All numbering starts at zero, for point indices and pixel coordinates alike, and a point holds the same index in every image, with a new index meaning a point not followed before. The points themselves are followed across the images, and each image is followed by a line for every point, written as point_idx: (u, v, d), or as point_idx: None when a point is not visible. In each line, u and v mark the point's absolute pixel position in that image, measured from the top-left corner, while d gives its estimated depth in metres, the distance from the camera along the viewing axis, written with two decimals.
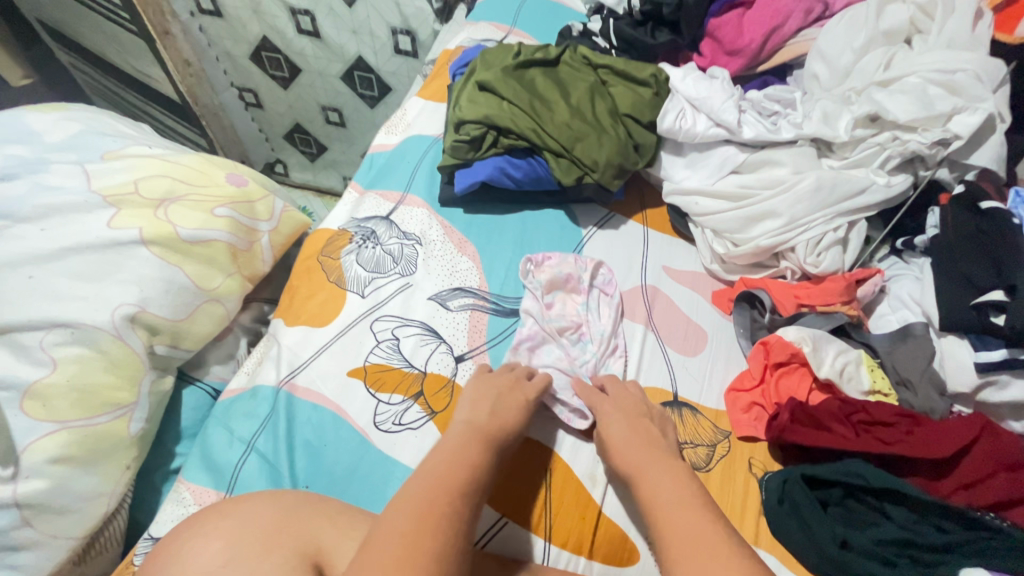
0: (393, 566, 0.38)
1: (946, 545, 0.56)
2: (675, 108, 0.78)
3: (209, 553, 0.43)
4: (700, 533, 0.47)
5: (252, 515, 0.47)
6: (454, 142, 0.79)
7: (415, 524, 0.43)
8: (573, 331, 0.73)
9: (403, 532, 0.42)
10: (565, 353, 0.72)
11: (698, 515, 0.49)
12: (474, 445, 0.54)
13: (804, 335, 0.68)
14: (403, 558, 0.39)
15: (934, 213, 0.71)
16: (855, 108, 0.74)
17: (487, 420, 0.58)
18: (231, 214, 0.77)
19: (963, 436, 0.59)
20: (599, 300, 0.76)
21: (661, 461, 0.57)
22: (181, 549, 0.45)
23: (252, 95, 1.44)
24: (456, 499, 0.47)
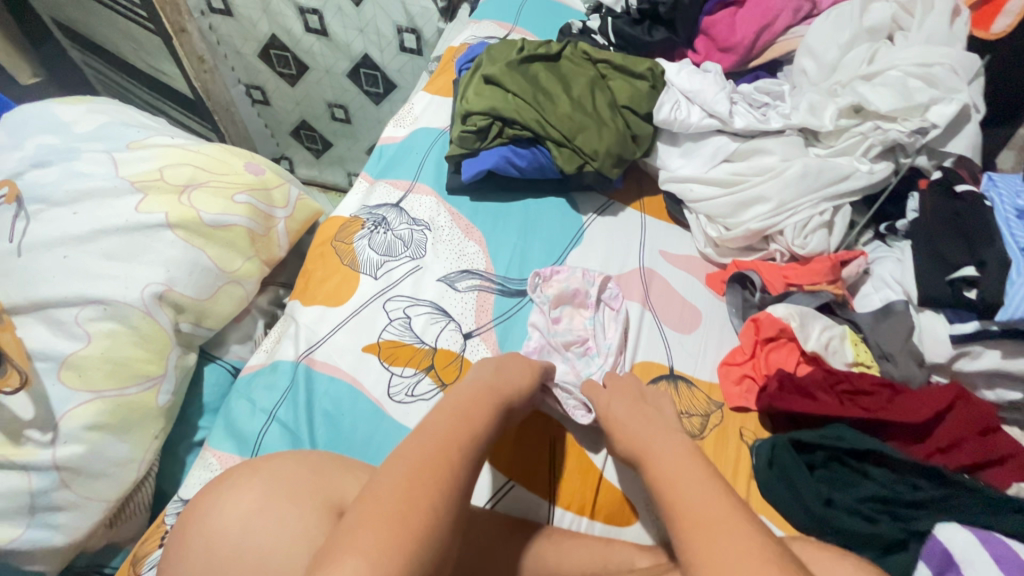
0: (394, 510, 0.40)
1: (924, 502, 0.61)
2: (670, 100, 0.83)
3: (244, 501, 0.48)
4: (691, 485, 0.48)
5: (282, 468, 0.51)
6: (461, 132, 0.84)
7: (417, 467, 0.44)
8: (580, 345, 0.75)
9: (407, 474, 0.43)
10: (571, 365, 0.74)
11: (690, 468, 0.50)
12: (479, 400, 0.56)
13: (792, 311, 0.73)
14: (404, 503, 0.40)
15: (914, 198, 0.76)
16: (839, 100, 0.78)
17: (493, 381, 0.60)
18: (250, 200, 0.81)
19: (938, 404, 0.64)
20: (607, 315, 0.77)
21: (669, 429, 0.57)
22: (218, 499, 0.49)
23: (260, 92, 1.48)
24: (463, 452, 0.48)
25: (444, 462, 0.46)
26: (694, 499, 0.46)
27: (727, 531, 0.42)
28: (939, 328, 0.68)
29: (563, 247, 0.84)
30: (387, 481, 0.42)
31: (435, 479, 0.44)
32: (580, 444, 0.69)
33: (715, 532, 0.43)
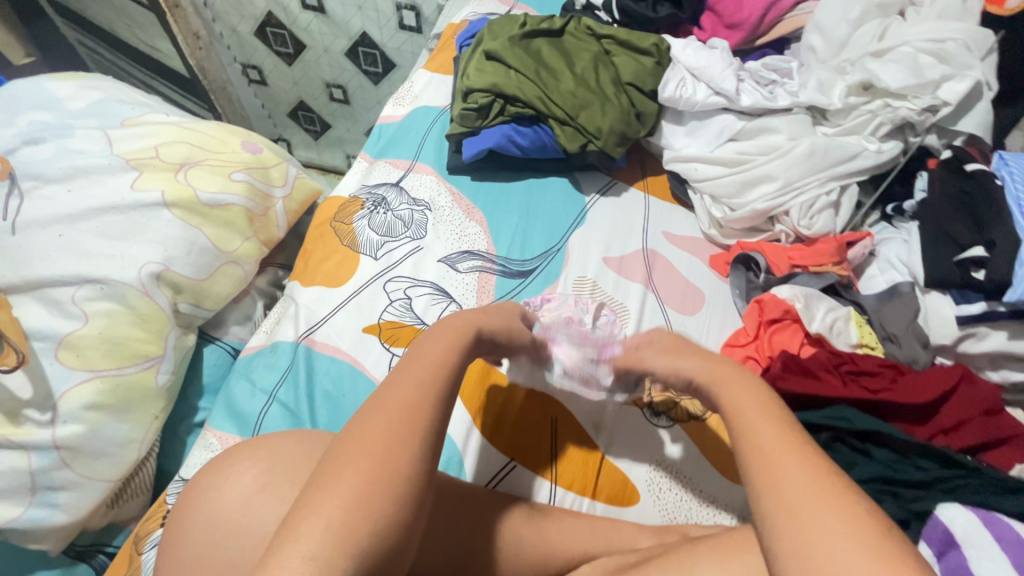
0: (379, 478, 0.41)
1: (926, 482, 0.60)
2: (676, 78, 0.81)
3: (245, 480, 0.48)
4: (759, 420, 0.48)
5: (280, 444, 0.51)
6: (462, 110, 0.82)
7: (384, 432, 0.43)
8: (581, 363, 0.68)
9: (377, 446, 0.42)
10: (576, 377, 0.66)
11: (769, 427, 0.46)
12: (451, 346, 0.53)
13: (796, 293, 0.72)
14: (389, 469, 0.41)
15: (923, 178, 0.75)
16: (849, 77, 0.77)
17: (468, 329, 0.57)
18: (248, 179, 0.80)
19: (942, 385, 0.64)
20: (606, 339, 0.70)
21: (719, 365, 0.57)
22: (219, 476, 0.49)
23: (257, 71, 1.45)
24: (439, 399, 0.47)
25: (411, 423, 0.45)
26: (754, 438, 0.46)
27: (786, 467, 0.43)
28: (944, 309, 0.67)
29: (565, 228, 0.83)
30: (355, 451, 0.42)
31: (401, 445, 0.43)
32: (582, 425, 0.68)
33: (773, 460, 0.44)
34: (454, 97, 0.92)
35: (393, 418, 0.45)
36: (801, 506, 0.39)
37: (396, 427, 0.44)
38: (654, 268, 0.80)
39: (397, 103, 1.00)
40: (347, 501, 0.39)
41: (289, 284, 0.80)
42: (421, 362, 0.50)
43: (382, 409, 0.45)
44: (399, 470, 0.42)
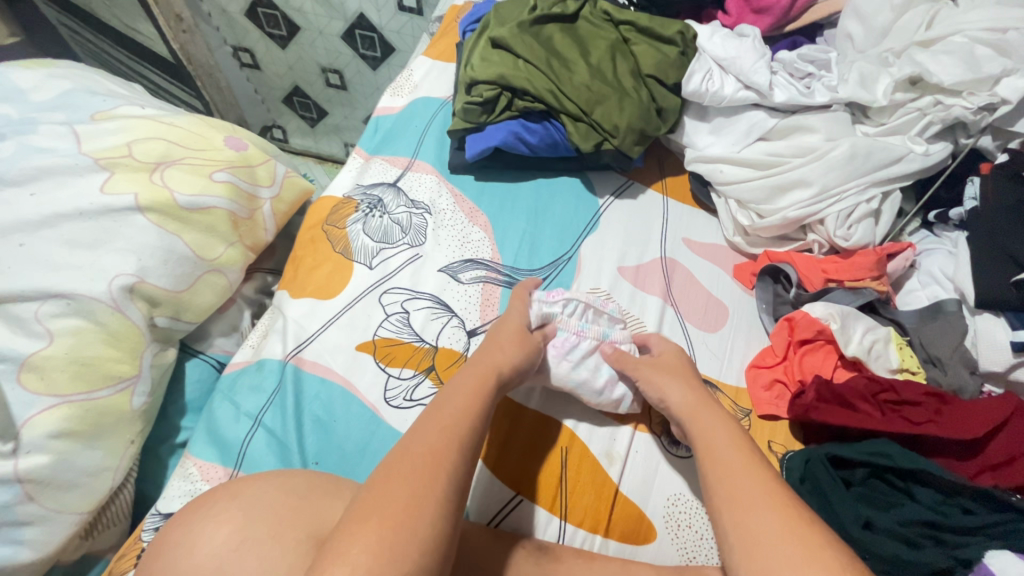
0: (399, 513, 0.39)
1: (974, 527, 0.55)
2: (702, 69, 0.74)
3: (217, 539, 0.42)
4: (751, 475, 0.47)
5: (262, 495, 0.46)
6: (466, 104, 0.75)
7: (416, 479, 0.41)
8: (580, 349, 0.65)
9: (405, 490, 0.40)
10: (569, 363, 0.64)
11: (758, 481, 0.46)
12: (481, 385, 0.53)
13: (832, 311, 0.65)
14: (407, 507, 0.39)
15: (974, 184, 0.67)
16: (895, 70, 0.69)
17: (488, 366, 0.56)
18: (231, 178, 0.73)
19: (992, 418, 0.58)
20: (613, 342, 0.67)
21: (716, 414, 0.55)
22: (188, 537, 0.43)
23: (249, 55, 1.37)
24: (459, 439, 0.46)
25: (441, 468, 0.43)
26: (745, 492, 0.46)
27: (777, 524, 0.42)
28: (1000, 332, 0.60)
29: (577, 234, 0.76)
30: (386, 493, 0.40)
31: (434, 492, 0.41)
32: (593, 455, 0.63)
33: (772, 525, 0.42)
34: (456, 88, 0.84)
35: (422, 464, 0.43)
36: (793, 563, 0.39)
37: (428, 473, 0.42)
38: (675, 281, 0.73)
39: (394, 94, 0.92)
40: (377, 552, 0.36)
41: (277, 293, 0.74)
42: (447, 409, 0.49)
43: (409, 456, 0.43)
44: (428, 520, 0.39)
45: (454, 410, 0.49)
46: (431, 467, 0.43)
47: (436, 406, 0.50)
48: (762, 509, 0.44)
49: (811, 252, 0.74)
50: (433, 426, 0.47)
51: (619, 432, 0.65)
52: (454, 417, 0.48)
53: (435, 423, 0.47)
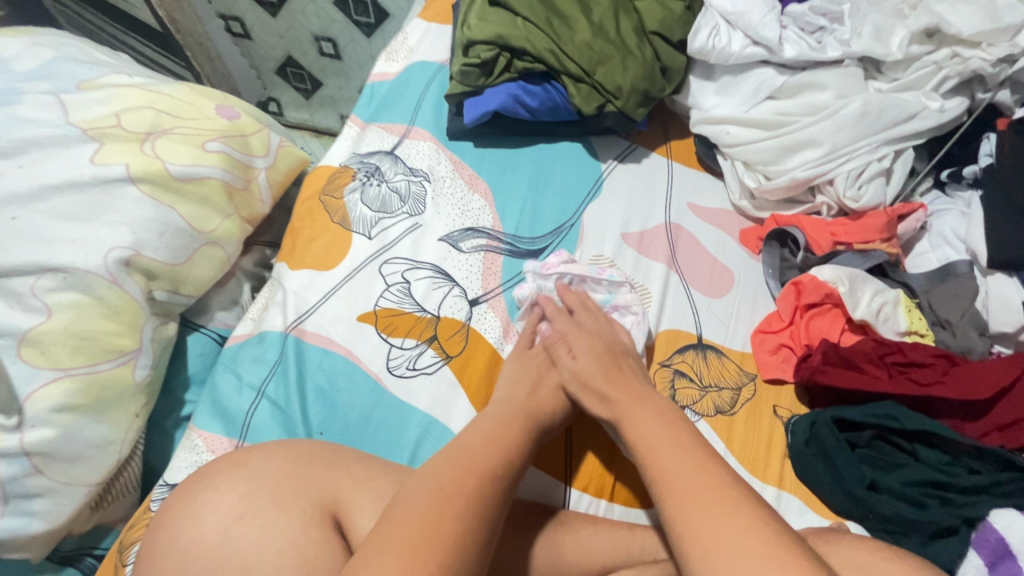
0: (442, 492, 0.43)
1: (978, 486, 0.55)
2: (708, 24, 0.70)
3: (223, 507, 0.42)
4: (682, 443, 0.48)
5: (267, 466, 0.46)
6: (463, 66, 0.72)
7: (446, 499, 0.42)
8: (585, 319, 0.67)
9: (431, 510, 0.41)
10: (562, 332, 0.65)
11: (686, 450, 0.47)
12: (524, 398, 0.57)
13: (840, 273, 0.64)
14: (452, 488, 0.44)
15: (990, 140, 0.65)
16: (911, 22, 0.66)
17: (521, 398, 0.57)
18: (224, 148, 0.72)
19: (1002, 379, 0.57)
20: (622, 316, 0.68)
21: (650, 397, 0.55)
22: (194, 506, 0.43)
23: (239, 24, 1.32)
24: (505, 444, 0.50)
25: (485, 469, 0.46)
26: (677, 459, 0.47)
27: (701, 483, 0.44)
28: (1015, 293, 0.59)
29: (579, 200, 0.74)
30: (440, 474, 0.45)
31: (465, 515, 0.42)
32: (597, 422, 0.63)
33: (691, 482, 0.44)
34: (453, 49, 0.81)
35: (453, 485, 0.44)
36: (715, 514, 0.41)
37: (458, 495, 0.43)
38: (693, 250, 0.72)
39: (387, 59, 0.89)
40: (427, 525, 0.40)
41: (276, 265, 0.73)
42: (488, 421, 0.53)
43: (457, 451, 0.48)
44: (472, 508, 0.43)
45: (488, 438, 0.50)
46: (459, 490, 0.43)
47: (471, 433, 0.51)
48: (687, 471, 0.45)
49: (819, 215, 0.73)
50: (470, 446, 0.49)
51: None
52: (486, 443, 0.49)
53: (469, 449, 0.48)
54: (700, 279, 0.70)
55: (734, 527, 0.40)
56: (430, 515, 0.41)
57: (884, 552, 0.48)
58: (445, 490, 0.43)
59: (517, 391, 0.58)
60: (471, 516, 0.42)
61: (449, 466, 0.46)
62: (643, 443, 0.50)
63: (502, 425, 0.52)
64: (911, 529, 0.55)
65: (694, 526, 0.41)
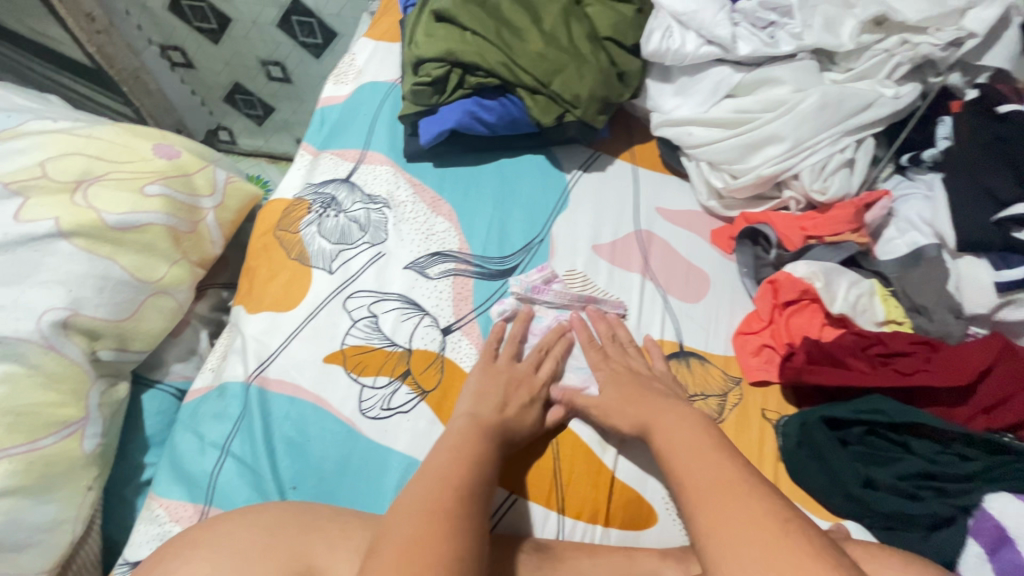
0: (422, 515, 0.40)
1: (972, 473, 0.54)
2: (661, 27, 0.69)
3: None
4: (694, 446, 0.46)
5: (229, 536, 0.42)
6: (414, 86, 0.69)
7: (425, 521, 0.39)
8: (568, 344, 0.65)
9: (414, 532, 0.38)
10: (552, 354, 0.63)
11: (695, 454, 0.45)
12: (492, 409, 0.55)
13: (814, 269, 0.63)
14: (430, 511, 0.40)
15: (945, 124, 0.67)
16: (859, 11, 0.66)
17: (491, 413, 0.54)
18: (165, 191, 0.67)
19: (983, 361, 0.57)
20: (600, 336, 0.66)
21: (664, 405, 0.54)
22: None
23: (179, 53, 1.27)
24: (477, 462, 0.47)
25: (457, 488, 0.44)
26: (692, 463, 0.44)
27: (714, 482, 0.42)
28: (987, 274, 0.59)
29: (546, 214, 0.72)
30: (416, 500, 0.42)
31: (451, 534, 0.39)
32: (585, 443, 0.60)
33: (705, 479, 0.42)
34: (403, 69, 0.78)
35: (426, 507, 0.41)
36: (733, 507, 0.39)
37: (435, 515, 0.40)
38: (673, 260, 0.70)
39: (336, 83, 0.86)
40: (411, 551, 0.37)
41: (233, 309, 0.69)
42: (449, 439, 0.50)
43: (428, 475, 0.45)
44: (460, 528, 0.40)
45: (455, 455, 0.48)
46: (439, 510, 0.40)
47: (433, 455, 0.48)
48: (702, 468, 0.43)
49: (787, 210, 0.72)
50: (442, 467, 0.46)
51: None
52: (452, 460, 0.47)
53: (434, 471, 0.45)
54: (682, 288, 0.69)
55: (749, 520, 0.38)
56: (413, 542, 0.38)
57: (890, 554, 0.47)
58: (421, 511, 0.40)
59: (477, 402, 0.56)
60: (456, 532, 0.39)
61: (417, 491, 0.43)
62: (667, 450, 0.48)
63: (466, 441, 0.50)
64: (912, 523, 0.54)
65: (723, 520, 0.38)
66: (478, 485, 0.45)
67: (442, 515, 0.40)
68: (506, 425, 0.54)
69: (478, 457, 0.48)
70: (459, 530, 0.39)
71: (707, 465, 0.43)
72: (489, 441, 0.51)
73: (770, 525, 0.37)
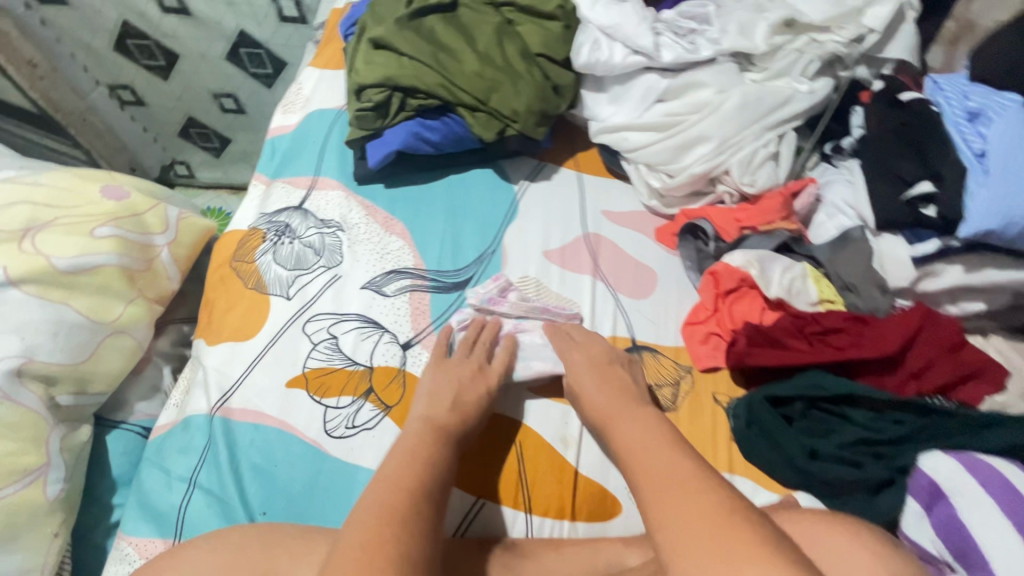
0: (372, 520, 0.42)
1: (905, 436, 0.58)
2: (589, 40, 0.74)
3: None
4: (651, 445, 0.49)
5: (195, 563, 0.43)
6: (357, 111, 0.72)
7: (378, 528, 0.41)
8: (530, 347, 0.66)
9: (364, 539, 0.40)
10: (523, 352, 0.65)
11: (653, 453, 0.48)
12: (444, 408, 0.57)
13: (750, 258, 0.68)
14: (380, 515, 0.42)
15: (858, 113, 0.71)
16: (769, 15, 0.71)
17: (446, 413, 0.56)
18: (116, 231, 0.68)
19: (908, 330, 0.61)
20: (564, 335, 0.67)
21: (627, 405, 0.56)
22: None
23: (129, 91, 1.25)
24: (429, 466, 0.49)
25: (408, 492, 0.46)
26: (653, 461, 0.46)
27: (668, 480, 0.44)
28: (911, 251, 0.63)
29: (496, 225, 0.75)
30: (368, 506, 0.44)
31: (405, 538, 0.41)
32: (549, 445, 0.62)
33: (660, 476, 0.44)
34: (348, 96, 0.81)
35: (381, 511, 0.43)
36: (681, 503, 0.41)
37: (388, 518, 0.42)
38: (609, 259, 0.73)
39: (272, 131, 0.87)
40: (360, 555, 0.39)
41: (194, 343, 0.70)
42: (402, 445, 0.52)
43: (381, 481, 0.47)
44: (409, 530, 0.42)
45: (407, 460, 0.50)
46: (388, 513, 0.43)
47: (388, 460, 0.50)
48: (659, 466, 0.46)
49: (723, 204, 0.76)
50: (394, 473, 0.48)
51: (571, 415, 0.63)
52: (406, 466, 0.49)
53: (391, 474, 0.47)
54: (624, 284, 0.72)
55: (697, 511, 0.40)
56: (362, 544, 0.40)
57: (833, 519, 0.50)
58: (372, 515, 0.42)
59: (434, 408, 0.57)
60: (406, 535, 0.41)
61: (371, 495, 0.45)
62: (625, 448, 0.50)
63: (422, 447, 0.52)
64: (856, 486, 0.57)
65: (671, 516, 0.41)
66: (433, 489, 0.47)
67: (394, 517, 0.42)
68: (463, 426, 0.56)
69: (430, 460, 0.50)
70: (413, 531, 0.42)
71: (663, 461, 0.46)
72: (445, 442, 0.53)
73: (714, 516, 0.39)
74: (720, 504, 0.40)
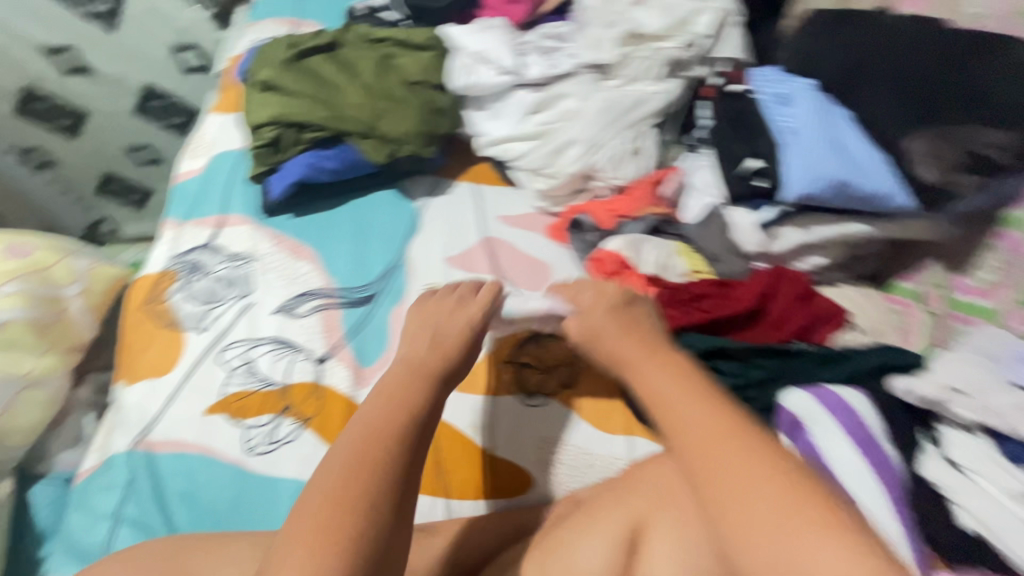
0: (337, 483, 0.44)
1: (767, 378, 0.66)
2: (461, 68, 0.84)
3: None
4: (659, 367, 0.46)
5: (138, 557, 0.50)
6: (255, 150, 0.79)
7: (335, 522, 0.42)
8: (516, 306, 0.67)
9: (315, 509, 0.43)
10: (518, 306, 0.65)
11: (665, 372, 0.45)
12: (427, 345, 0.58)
13: (624, 241, 0.75)
14: (347, 475, 0.45)
15: (704, 107, 0.83)
16: (616, 30, 0.81)
17: (422, 350, 0.57)
18: (22, 288, 0.70)
19: (759, 287, 0.71)
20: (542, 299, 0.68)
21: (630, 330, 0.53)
22: None
23: (40, 152, 1.22)
24: (408, 408, 0.51)
25: (381, 441, 0.47)
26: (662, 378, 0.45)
27: (692, 402, 0.41)
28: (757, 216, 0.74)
29: (401, 241, 0.80)
30: (336, 463, 0.46)
31: (360, 531, 0.42)
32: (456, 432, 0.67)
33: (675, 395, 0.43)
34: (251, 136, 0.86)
35: (339, 498, 0.43)
36: (705, 429, 0.39)
37: (348, 507, 0.43)
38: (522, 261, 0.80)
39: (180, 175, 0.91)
40: (318, 520, 0.42)
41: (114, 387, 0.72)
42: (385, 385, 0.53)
43: (358, 427, 0.49)
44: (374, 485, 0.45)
45: (386, 407, 0.50)
46: (355, 468, 0.45)
47: (358, 420, 0.50)
48: (671, 378, 0.45)
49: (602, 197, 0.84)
50: (374, 420, 0.49)
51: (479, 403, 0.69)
52: (384, 411, 0.50)
53: (366, 438, 0.47)
54: (531, 282, 0.78)
55: (730, 444, 0.37)
56: (319, 545, 0.41)
57: None
58: (334, 506, 0.43)
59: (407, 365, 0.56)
60: (371, 493, 0.44)
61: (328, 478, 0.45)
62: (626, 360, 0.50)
63: (395, 409, 0.51)
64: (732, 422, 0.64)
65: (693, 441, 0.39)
66: (402, 456, 0.47)
67: (348, 508, 0.43)
68: (433, 372, 0.55)
69: (403, 433, 0.48)
70: (364, 514, 0.43)
71: (667, 379, 0.45)
72: (412, 396, 0.52)
73: (745, 444, 0.37)
74: (740, 434, 0.38)
